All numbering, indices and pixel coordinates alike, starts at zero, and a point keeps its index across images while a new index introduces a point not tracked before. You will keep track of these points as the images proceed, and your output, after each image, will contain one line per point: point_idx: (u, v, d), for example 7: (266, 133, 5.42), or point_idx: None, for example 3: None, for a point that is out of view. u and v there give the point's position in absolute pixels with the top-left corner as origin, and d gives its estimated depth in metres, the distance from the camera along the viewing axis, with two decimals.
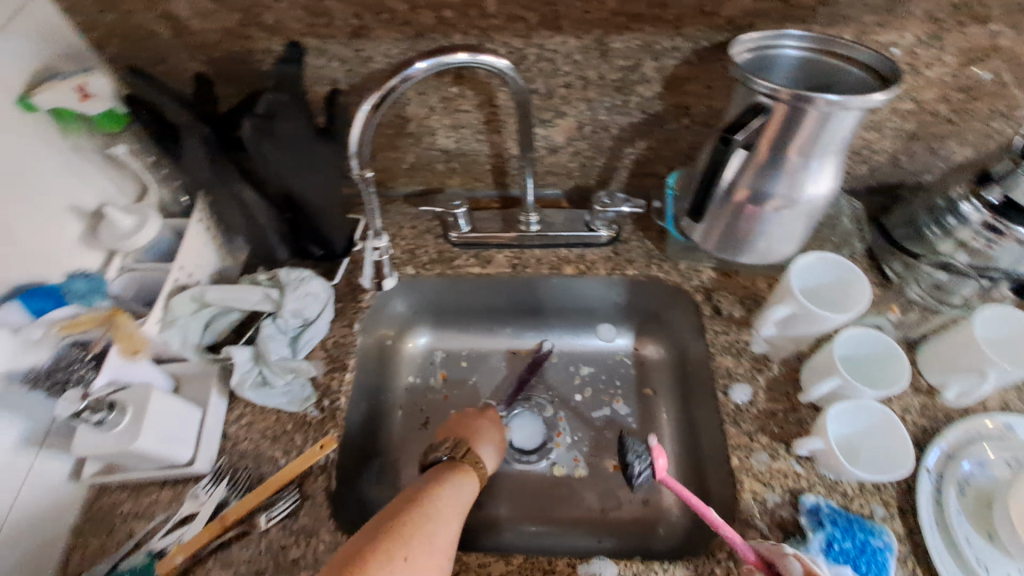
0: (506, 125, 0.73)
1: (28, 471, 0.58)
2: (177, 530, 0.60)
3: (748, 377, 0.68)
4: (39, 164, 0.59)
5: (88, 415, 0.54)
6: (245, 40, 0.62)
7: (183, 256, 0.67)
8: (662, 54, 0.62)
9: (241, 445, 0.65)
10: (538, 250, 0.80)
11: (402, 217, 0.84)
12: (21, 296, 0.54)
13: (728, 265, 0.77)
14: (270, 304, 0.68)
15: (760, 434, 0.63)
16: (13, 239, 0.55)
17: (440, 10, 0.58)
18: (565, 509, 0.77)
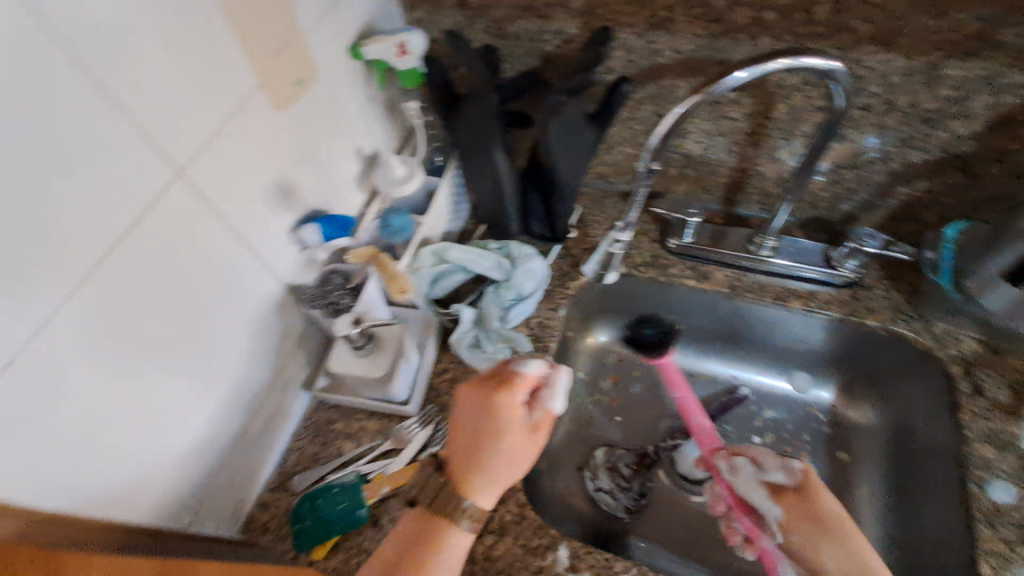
0: (768, 140, 0.69)
1: (280, 375, 0.64)
2: (381, 461, 0.64)
3: (1012, 477, 0.58)
4: (349, 108, 0.66)
5: (356, 339, 0.58)
6: (542, 19, 0.64)
7: (434, 212, 0.72)
8: (1003, 89, 0.54)
9: (444, 398, 0.69)
10: (760, 276, 0.75)
11: (619, 214, 0.83)
12: (318, 220, 0.61)
13: (996, 340, 0.65)
14: (499, 273, 0.70)
15: (1021, 545, 0.54)
16: (320, 169, 0.63)
17: (760, 12, 0.56)
18: (728, 554, 0.72)
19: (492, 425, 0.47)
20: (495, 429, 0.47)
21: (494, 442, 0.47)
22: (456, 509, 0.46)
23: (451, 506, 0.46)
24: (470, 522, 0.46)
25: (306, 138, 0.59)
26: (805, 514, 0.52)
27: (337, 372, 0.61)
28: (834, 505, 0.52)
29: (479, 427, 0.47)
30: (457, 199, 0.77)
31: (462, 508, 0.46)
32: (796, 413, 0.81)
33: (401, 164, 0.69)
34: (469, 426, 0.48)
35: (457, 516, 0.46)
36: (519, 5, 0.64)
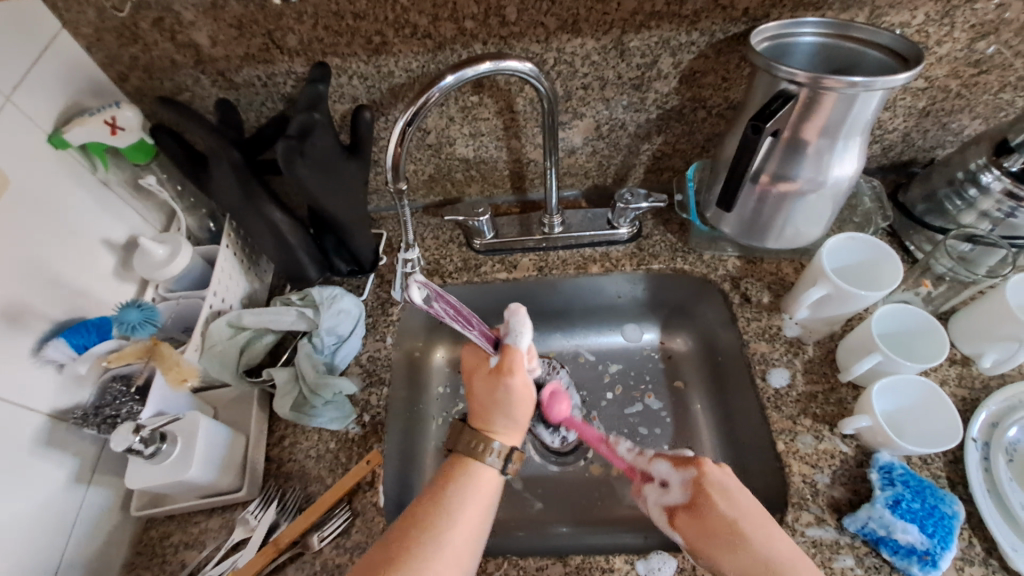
0: (525, 130, 0.74)
1: (78, 510, 0.58)
2: (229, 557, 0.58)
3: (785, 361, 0.68)
4: (75, 201, 0.60)
5: (142, 448, 0.53)
6: (266, 63, 0.64)
7: (216, 281, 0.66)
8: (678, 50, 0.64)
9: (285, 466, 0.64)
10: (562, 252, 0.81)
11: (425, 228, 0.84)
12: (64, 333, 0.56)
13: (751, 252, 0.77)
14: (305, 323, 0.68)
15: (803, 416, 0.64)
16: (55, 276, 0.57)
17: (461, 22, 0.60)
18: (609, 508, 0.75)
19: (501, 389, 0.56)
20: (498, 395, 0.56)
21: (507, 406, 0.56)
22: (487, 447, 0.54)
23: (480, 443, 0.54)
24: (495, 455, 0.54)
25: (20, 252, 0.53)
26: (702, 531, 0.54)
27: (138, 485, 0.55)
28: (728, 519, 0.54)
29: (495, 396, 0.57)
30: (247, 259, 0.74)
31: (488, 446, 0.54)
32: (634, 361, 0.86)
33: (160, 243, 0.64)
34: (474, 391, 0.58)
35: (484, 450, 0.54)
36: (238, 55, 0.63)
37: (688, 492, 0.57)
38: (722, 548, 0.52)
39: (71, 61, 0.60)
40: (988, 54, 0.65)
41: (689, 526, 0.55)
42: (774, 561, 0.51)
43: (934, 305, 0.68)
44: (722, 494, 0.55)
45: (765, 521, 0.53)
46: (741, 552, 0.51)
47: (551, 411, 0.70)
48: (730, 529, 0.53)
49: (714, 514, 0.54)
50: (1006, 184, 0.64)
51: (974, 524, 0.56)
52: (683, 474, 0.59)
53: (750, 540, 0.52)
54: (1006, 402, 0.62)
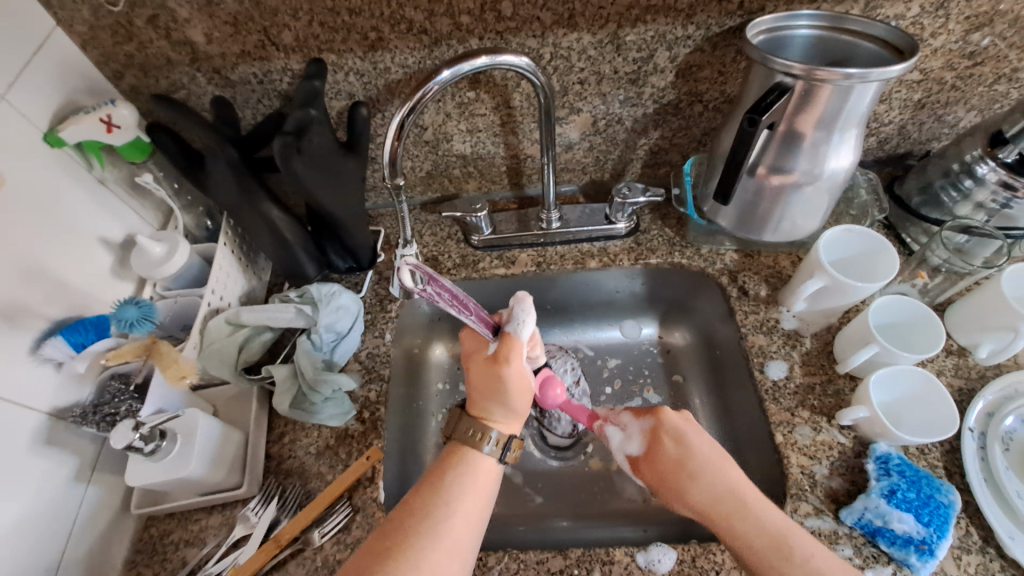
0: (521, 125, 0.74)
1: (78, 508, 0.58)
2: (231, 553, 0.58)
3: (783, 353, 0.68)
4: (72, 200, 0.60)
5: (141, 445, 0.53)
6: (262, 60, 0.64)
7: (214, 279, 0.66)
8: (674, 44, 0.64)
9: (286, 463, 0.64)
10: (559, 247, 0.81)
11: (423, 225, 0.84)
12: (63, 331, 0.56)
13: (749, 246, 0.77)
14: (303, 320, 0.68)
15: (800, 408, 0.64)
16: (52, 274, 0.56)
17: (456, 17, 0.60)
18: (609, 502, 0.76)
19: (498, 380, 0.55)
20: (495, 386, 0.55)
21: (504, 397, 0.55)
22: (485, 437, 0.54)
23: (478, 433, 0.54)
24: (493, 445, 0.54)
25: (16, 252, 0.53)
26: (658, 476, 0.57)
27: (138, 483, 0.55)
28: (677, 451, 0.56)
29: (492, 386, 0.55)
30: (245, 257, 0.74)
31: (485, 436, 0.54)
32: (633, 356, 0.86)
33: (157, 241, 0.64)
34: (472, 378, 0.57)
35: (481, 440, 0.54)
36: (233, 52, 0.63)
37: (645, 441, 0.59)
38: (674, 485, 0.55)
39: (65, 59, 0.60)
40: (983, 46, 0.65)
41: (650, 472, 0.58)
42: (722, 492, 0.53)
43: (930, 296, 0.69)
44: (673, 436, 0.57)
45: (712, 455, 0.55)
46: (692, 489, 0.54)
47: (546, 398, 0.63)
48: (679, 465, 0.55)
49: (666, 456, 0.57)
50: (1001, 175, 0.64)
51: (971, 513, 0.57)
52: (641, 424, 0.60)
53: (700, 474, 0.54)
54: (1002, 392, 0.62)
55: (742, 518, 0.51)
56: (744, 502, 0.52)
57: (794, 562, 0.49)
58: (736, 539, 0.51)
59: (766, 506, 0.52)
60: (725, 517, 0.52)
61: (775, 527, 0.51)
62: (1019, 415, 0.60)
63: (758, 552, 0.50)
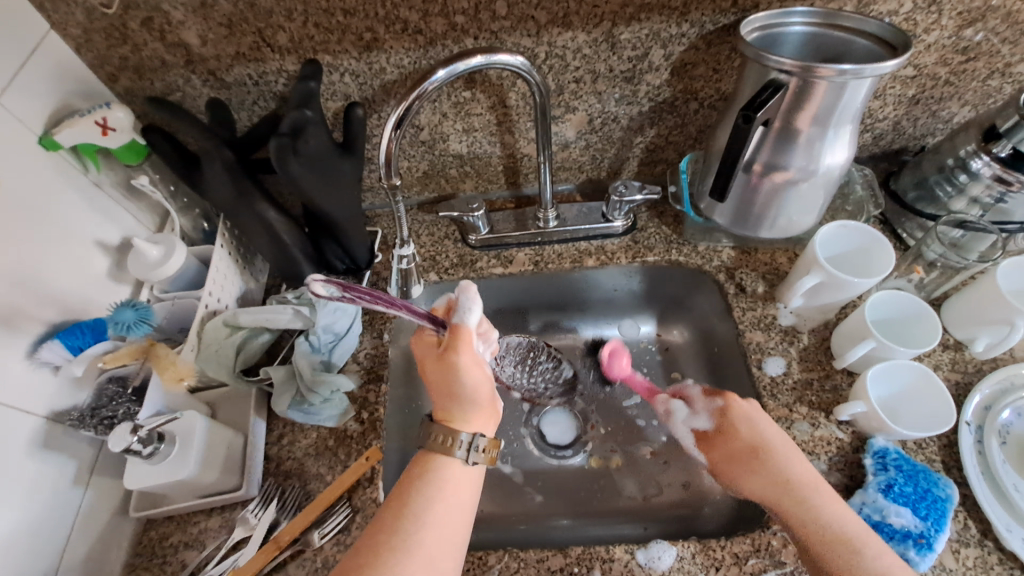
0: (518, 125, 0.75)
1: (76, 512, 0.57)
2: (230, 555, 0.58)
3: (781, 349, 0.68)
4: (67, 203, 0.60)
5: (140, 448, 0.53)
6: (257, 62, 0.64)
7: (211, 281, 0.66)
8: (669, 42, 0.64)
9: (285, 465, 0.64)
10: (557, 246, 0.81)
11: (420, 225, 0.84)
12: (59, 335, 0.55)
13: (746, 243, 0.77)
14: (301, 321, 0.68)
15: (798, 404, 0.64)
16: (49, 278, 0.56)
17: (451, 17, 0.60)
18: (609, 500, 0.76)
19: (450, 371, 0.55)
20: (450, 380, 0.55)
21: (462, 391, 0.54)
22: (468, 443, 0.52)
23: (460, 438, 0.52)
24: (477, 451, 0.53)
25: (10, 256, 0.53)
26: (726, 454, 0.60)
27: (137, 486, 0.55)
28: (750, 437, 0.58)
29: (448, 380, 0.55)
30: (242, 259, 0.74)
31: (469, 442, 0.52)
32: (632, 354, 0.86)
33: (154, 244, 0.64)
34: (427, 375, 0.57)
35: (453, 445, 0.52)
36: (228, 54, 0.63)
37: (716, 420, 0.62)
38: (739, 467, 0.59)
39: (59, 61, 0.60)
40: (976, 41, 0.65)
41: (720, 453, 0.61)
42: (791, 481, 0.54)
43: (926, 291, 0.69)
44: (744, 422, 0.59)
45: (789, 449, 0.56)
46: (758, 472, 0.56)
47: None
48: (750, 450, 0.58)
49: (737, 438, 0.59)
50: (995, 169, 0.64)
51: (969, 506, 0.57)
52: (712, 405, 0.63)
53: (765, 461, 0.56)
54: (999, 385, 0.62)
55: (806, 510, 0.52)
56: (811, 493, 0.53)
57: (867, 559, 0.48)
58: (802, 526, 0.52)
59: (822, 501, 0.52)
60: (792, 504, 0.53)
61: (844, 522, 0.51)
62: (1016, 408, 0.60)
63: (824, 543, 0.50)
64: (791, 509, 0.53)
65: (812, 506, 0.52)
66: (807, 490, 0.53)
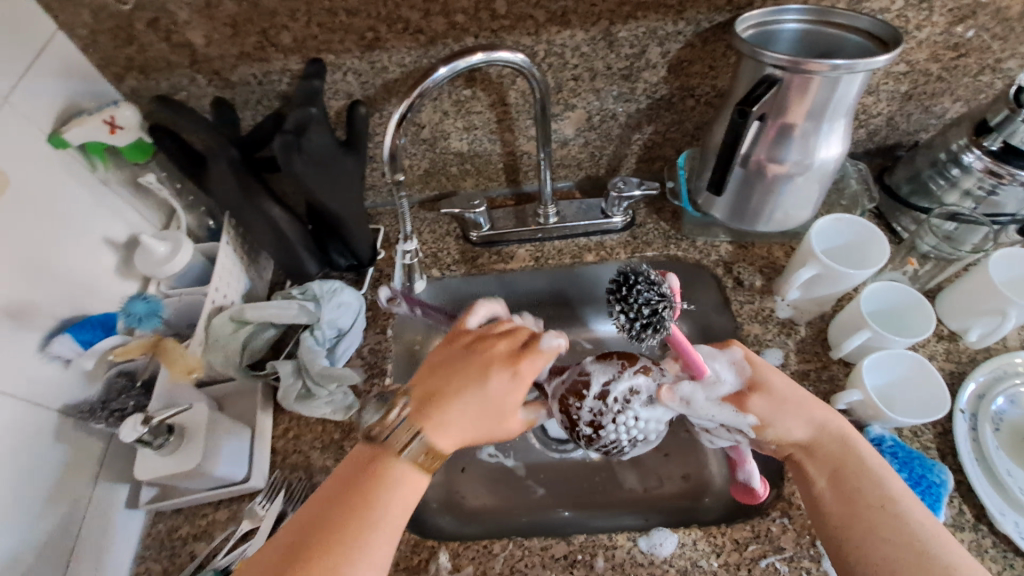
0: (518, 122, 0.76)
1: (86, 504, 0.58)
2: (238, 547, 0.58)
3: (778, 342, 0.70)
4: (75, 200, 0.61)
5: (148, 440, 0.55)
6: (262, 62, 0.65)
7: (217, 277, 0.67)
8: (666, 39, 0.66)
9: (291, 458, 0.65)
10: (557, 242, 0.82)
11: (421, 222, 0.85)
12: (70, 329, 0.57)
13: (743, 238, 0.78)
14: (307, 317, 0.69)
15: None
16: (58, 274, 0.57)
17: (452, 16, 0.62)
18: (611, 492, 0.77)
19: (494, 375, 0.48)
20: (487, 381, 0.47)
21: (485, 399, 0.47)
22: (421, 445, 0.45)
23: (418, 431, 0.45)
24: (429, 456, 0.45)
25: (22, 253, 0.54)
26: (772, 409, 0.51)
27: (146, 478, 0.57)
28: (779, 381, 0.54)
29: (469, 378, 0.48)
30: (247, 256, 0.75)
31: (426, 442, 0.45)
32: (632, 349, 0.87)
33: (161, 241, 0.65)
34: (434, 360, 0.50)
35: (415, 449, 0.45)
36: (233, 53, 0.64)
37: (746, 371, 0.53)
38: (784, 416, 0.51)
39: (67, 62, 0.61)
40: (966, 37, 0.67)
41: (760, 405, 0.51)
42: (830, 430, 0.51)
43: (921, 283, 0.70)
44: (773, 373, 0.53)
45: (838, 422, 0.51)
46: (799, 411, 0.52)
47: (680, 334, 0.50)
48: (795, 401, 0.52)
49: (776, 387, 0.52)
50: (986, 163, 0.65)
51: (965, 492, 0.58)
52: (733, 352, 0.55)
53: (802, 403, 0.52)
54: (992, 373, 0.64)
55: (861, 468, 0.49)
56: (863, 449, 0.50)
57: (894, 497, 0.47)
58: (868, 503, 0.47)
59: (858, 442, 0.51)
60: (827, 446, 0.50)
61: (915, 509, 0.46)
62: (1009, 396, 0.62)
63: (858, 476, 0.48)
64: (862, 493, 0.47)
65: (872, 473, 0.48)
66: (864, 454, 0.50)
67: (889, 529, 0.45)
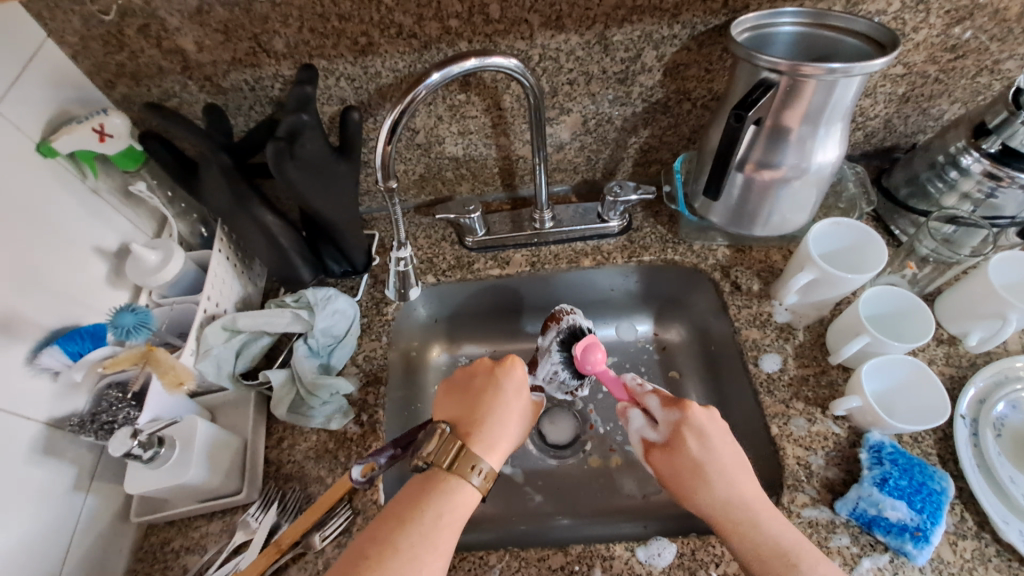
0: (513, 127, 0.75)
1: (77, 518, 0.57)
2: (232, 559, 0.58)
3: (777, 346, 0.69)
4: (65, 210, 0.60)
5: (140, 453, 0.53)
6: (254, 67, 0.65)
7: (209, 286, 0.66)
8: (661, 43, 0.65)
9: (286, 468, 0.64)
10: (553, 246, 0.81)
11: (417, 227, 0.84)
12: (58, 340, 0.56)
13: (740, 241, 0.78)
14: (300, 325, 0.69)
15: (795, 400, 0.65)
16: (47, 285, 0.57)
17: (445, 21, 0.61)
18: (609, 499, 0.76)
19: (496, 395, 0.58)
20: (495, 403, 0.58)
21: (503, 413, 0.57)
22: (473, 467, 0.52)
23: (470, 462, 0.52)
24: (481, 477, 0.52)
25: (7, 262, 0.53)
26: (672, 470, 0.56)
27: (137, 491, 0.55)
28: (694, 453, 0.55)
29: (479, 402, 0.58)
30: (240, 263, 0.74)
31: (477, 467, 0.52)
32: (630, 354, 0.86)
33: (152, 249, 0.64)
34: (453, 403, 0.59)
35: (470, 470, 0.52)
36: (225, 59, 0.63)
37: (666, 432, 0.58)
38: (688, 486, 0.55)
39: (57, 69, 0.61)
40: (964, 39, 0.66)
41: (663, 462, 0.57)
42: (739, 509, 0.52)
43: (919, 286, 0.70)
44: (693, 437, 0.56)
45: (732, 465, 0.54)
46: (704, 491, 0.54)
47: (585, 363, 0.66)
48: (692, 471, 0.55)
49: (684, 455, 0.56)
50: (985, 165, 0.65)
51: (966, 498, 0.57)
52: (667, 416, 0.58)
53: (713, 481, 0.54)
54: (993, 378, 0.63)
55: (777, 556, 0.50)
56: (776, 528, 0.51)
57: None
58: (741, 542, 0.51)
59: (774, 521, 0.52)
60: (735, 526, 0.52)
61: (781, 537, 0.51)
62: (1010, 401, 0.61)
63: (764, 564, 0.50)
64: (736, 528, 0.52)
65: (782, 557, 0.50)
66: (781, 535, 0.51)
67: (754, 559, 0.50)
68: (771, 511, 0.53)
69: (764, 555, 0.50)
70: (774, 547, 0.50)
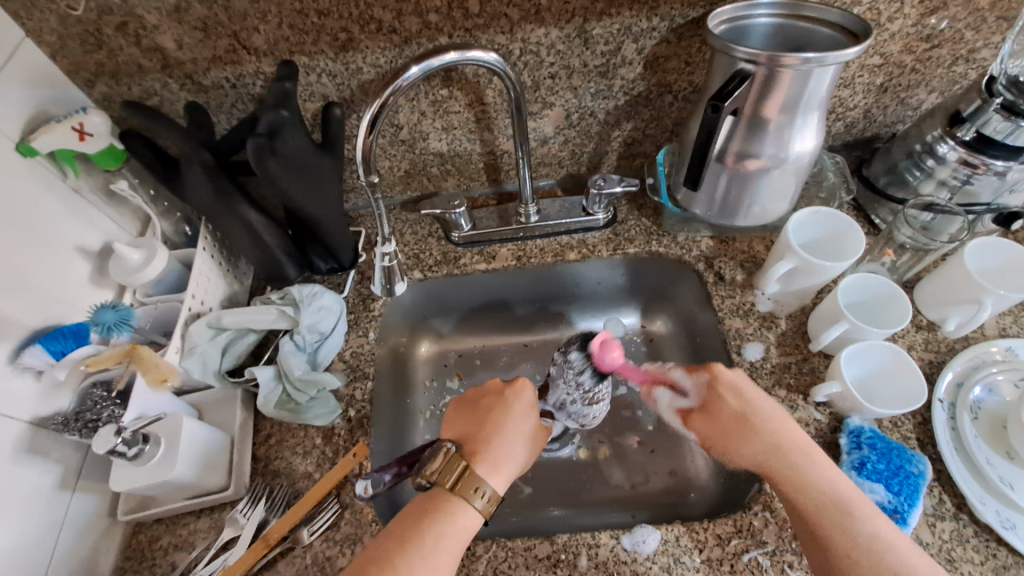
0: (496, 121, 0.76)
1: (64, 516, 0.58)
2: (220, 555, 0.58)
3: (759, 335, 0.70)
4: (46, 209, 0.60)
5: (125, 450, 0.53)
6: (234, 64, 0.65)
7: (193, 284, 0.66)
8: (640, 36, 0.65)
9: (273, 464, 0.64)
10: (538, 241, 0.82)
11: (403, 224, 0.85)
12: (41, 339, 0.56)
13: (724, 232, 0.79)
14: (286, 321, 0.69)
15: (777, 387, 0.65)
16: (30, 285, 0.57)
17: (425, 15, 0.61)
18: (597, 490, 0.77)
19: (502, 413, 0.59)
20: (502, 422, 0.59)
21: (509, 435, 0.58)
22: (476, 488, 0.53)
23: (473, 483, 0.53)
24: (484, 500, 0.53)
25: None
26: (716, 428, 0.60)
27: (122, 488, 0.56)
28: (739, 407, 0.58)
29: (485, 422, 0.59)
30: (225, 262, 0.74)
31: (479, 489, 0.53)
32: None
33: (136, 248, 0.64)
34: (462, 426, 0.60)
35: (473, 492, 0.52)
36: (205, 57, 0.63)
37: (700, 396, 0.61)
38: (732, 437, 0.58)
39: (36, 69, 0.60)
40: (940, 28, 0.67)
41: (705, 423, 0.61)
42: (787, 452, 0.55)
43: (899, 273, 0.71)
44: (732, 394, 0.59)
45: (778, 414, 0.57)
46: (751, 438, 0.57)
47: (603, 361, 0.58)
48: (738, 422, 0.58)
49: (726, 412, 0.59)
50: (961, 154, 0.66)
51: (945, 481, 0.58)
52: (696, 380, 0.61)
53: (760, 430, 0.57)
54: (970, 363, 0.64)
55: (830, 501, 0.51)
56: (828, 472, 0.53)
57: (855, 518, 0.50)
58: (796, 488, 0.53)
59: (826, 466, 0.54)
60: (785, 469, 0.54)
61: (835, 484, 0.52)
62: (988, 384, 0.62)
63: (813, 507, 0.52)
64: (786, 471, 0.54)
65: (836, 500, 0.51)
66: (833, 479, 0.53)
67: (806, 501, 0.52)
68: (823, 456, 0.55)
69: (819, 499, 0.52)
70: (828, 488, 0.52)
